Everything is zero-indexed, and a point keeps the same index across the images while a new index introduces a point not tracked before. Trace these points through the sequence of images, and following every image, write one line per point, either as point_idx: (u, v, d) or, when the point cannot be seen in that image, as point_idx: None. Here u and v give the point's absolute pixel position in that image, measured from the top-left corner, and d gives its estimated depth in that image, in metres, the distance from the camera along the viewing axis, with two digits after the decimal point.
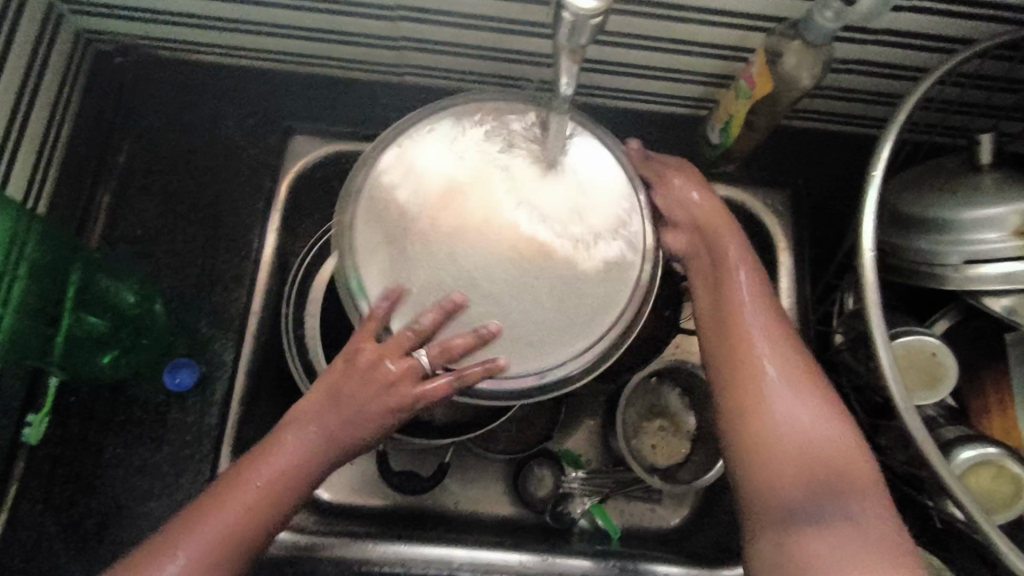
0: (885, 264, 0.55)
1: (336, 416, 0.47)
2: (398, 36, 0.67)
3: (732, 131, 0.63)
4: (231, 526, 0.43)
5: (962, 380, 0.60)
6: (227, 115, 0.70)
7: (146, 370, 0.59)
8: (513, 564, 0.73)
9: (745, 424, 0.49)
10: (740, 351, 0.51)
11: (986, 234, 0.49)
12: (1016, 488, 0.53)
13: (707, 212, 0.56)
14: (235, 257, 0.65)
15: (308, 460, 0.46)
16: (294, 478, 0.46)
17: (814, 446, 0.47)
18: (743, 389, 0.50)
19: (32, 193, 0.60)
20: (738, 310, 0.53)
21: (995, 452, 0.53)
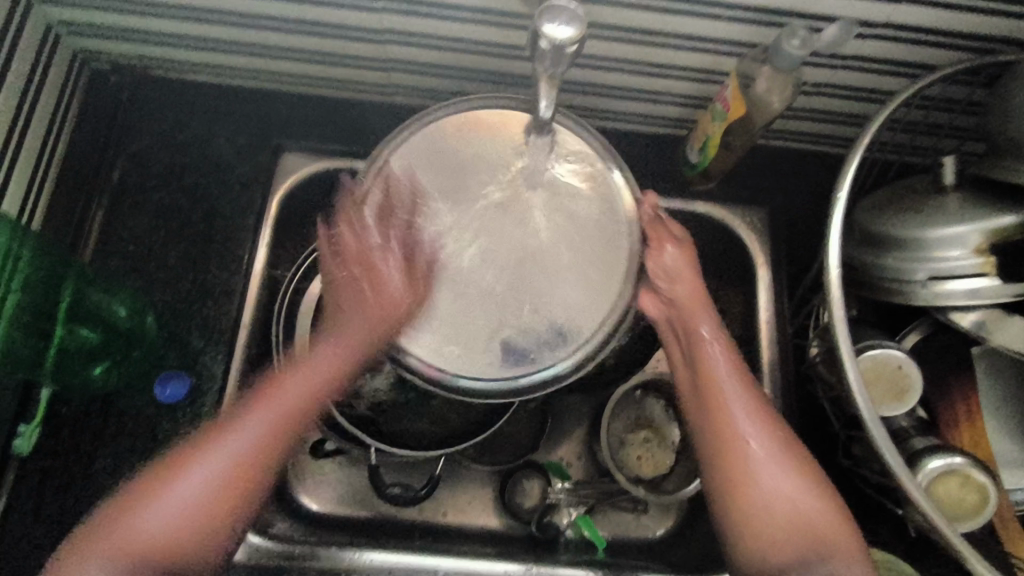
0: (852, 278, 0.60)
1: (272, 412, 0.48)
2: (383, 58, 0.66)
3: (709, 151, 0.67)
4: (242, 466, 0.47)
5: (932, 392, 0.61)
6: (219, 133, 0.73)
7: (137, 382, 0.63)
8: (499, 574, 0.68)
9: (731, 500, 0.50)
10: (724, 431, 0.51)
11: (949, 252, 0.53)
12: (983, 495, 0.53)
13: (686, 281, 0.56)
14: (225, 272, 0.68)
15: (322, 385, 0.50)
16: (295, 414, 0.49)
17: (801, 519, 0.49)
18: (730, 468, 0.51)
19: (27, 207, 0.64)
20: (717, 385, 0.52)
21: (961, 461, 0.53)
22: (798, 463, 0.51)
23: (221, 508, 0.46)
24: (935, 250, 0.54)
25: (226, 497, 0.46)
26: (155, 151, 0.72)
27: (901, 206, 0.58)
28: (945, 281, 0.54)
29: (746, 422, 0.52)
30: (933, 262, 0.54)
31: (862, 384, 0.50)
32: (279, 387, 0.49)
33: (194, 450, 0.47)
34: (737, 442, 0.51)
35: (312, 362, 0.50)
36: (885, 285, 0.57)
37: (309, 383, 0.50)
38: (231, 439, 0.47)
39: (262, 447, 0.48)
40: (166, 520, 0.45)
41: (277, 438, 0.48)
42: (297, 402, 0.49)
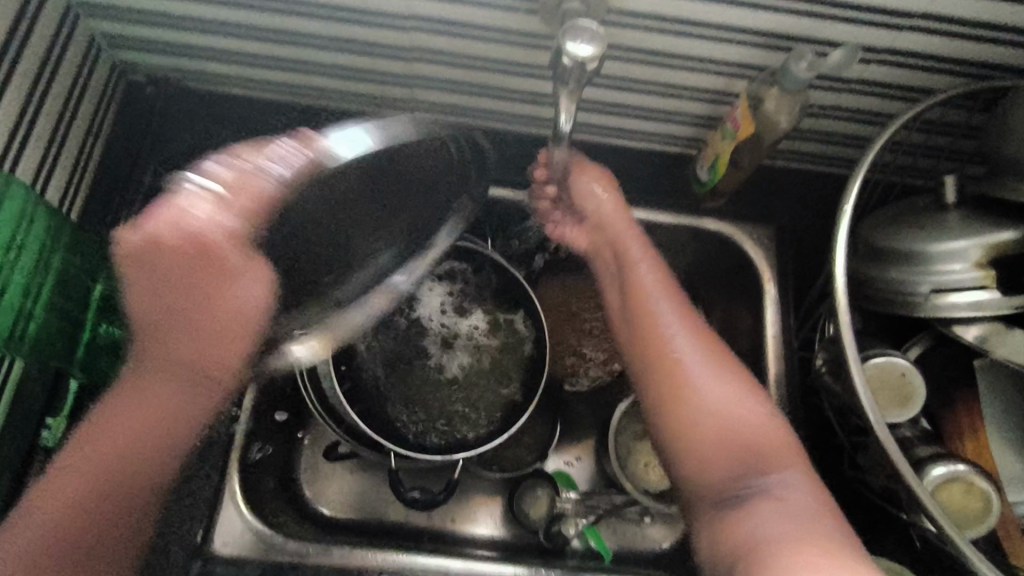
0: (859, 292, 0.62)
1: (139, 411, 0.47)
2: (406, 75, 0.70)
3: (718, 169, 0.70)
4: (105, 481, 0.46)
5: (936, 404, 0.62)
6: (247, 143, 0.76)
7: None
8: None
9: (671, 411, 0.53)
10: (650, 332, 0.56)
11: (952, 265, 0.56)
12: (987, 504, 0.54)
13: (611, 210, 0.62)
14: None
15: (172, 390, 0.47)
16: (154, 424, 0.47)
17: (729, 423, 0.52)
18: (668, 381, 0.54)
19: (67, 199, 0.67)
20: (643, 294, 0.58)
21: (964, 468, 0.54)
22: (720, 369, 0.55)
23: (62, 538, 0.45)
24: (936, 263, 0.56)
25: (91, 500, 0.46)
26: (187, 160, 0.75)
27: (903, 222, 0.60)
28: (946, 294, 0.56)
29: (674, 328, 0.56)
30: (934, 274, 0.56)
31: (869, 388, 0.51)
32: (125, 399, 0.47)
33: (51, 486, 0.46)
34: (672, 365, 0.54)
35: (162, 330, 0.45)
36: (888, 298, 0.59)
37: (175, 376, 0.46)
38: (92, 463, 0.46)
39: (102, 466, 0.46)
40: (24, 539, 0.45)
41: (147, 430, 0.47)
42: (154, 406, 0.47)
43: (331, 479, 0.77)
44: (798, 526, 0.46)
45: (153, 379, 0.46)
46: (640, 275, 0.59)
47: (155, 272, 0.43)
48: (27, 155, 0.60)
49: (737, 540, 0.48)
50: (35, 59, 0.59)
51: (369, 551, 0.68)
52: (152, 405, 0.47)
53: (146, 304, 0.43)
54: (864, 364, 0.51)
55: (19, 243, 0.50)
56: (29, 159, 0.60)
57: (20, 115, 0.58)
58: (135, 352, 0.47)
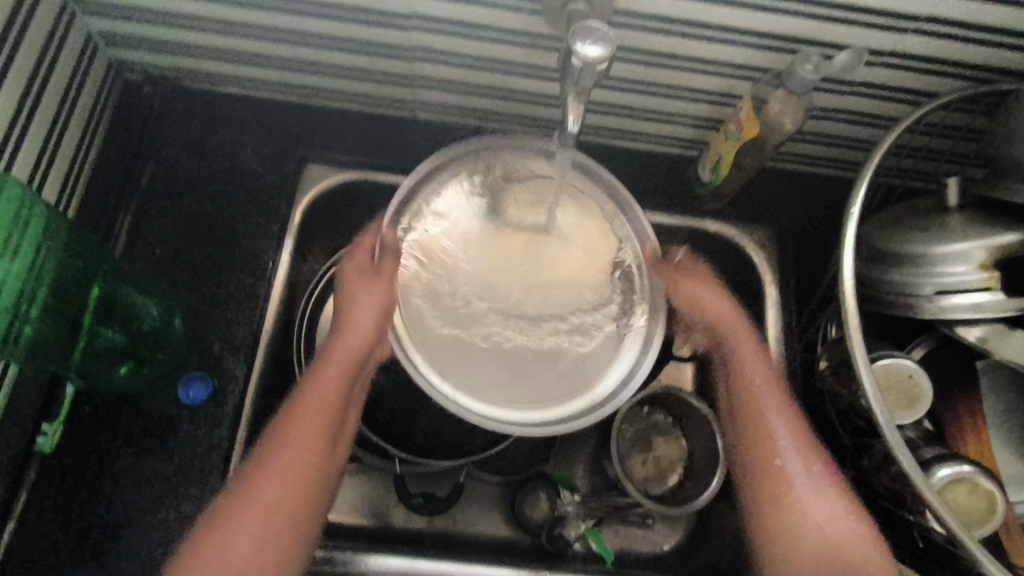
0: (863, 293, 0.62)
1: (299, 460, 0.53)
2: (408, 75, 0.69)
3: (720, 171, 0.70)
4: (301, 486, 0.52)
5: (938, 406, 0.62)
6: (246, 142, 0.75)
7: (160, 383, 0.64)
8: None
9: (770, 518, 0.58)
10: (760, 436, 0.60)
11: (956, 268, 0.56)
12: (991, 505, 0.54)
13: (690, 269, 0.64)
14: (250, 277, 0.70)
15: (338, 396, 0.55)
16: (326, 429, 0.54)
17: (833, 547, 0.56)
18: (774, 502, 0.58)
19: (63, 198, 0.66)
20: (755, 397, 0.61)
21: (969, 469, 0.54)
22: (808, 453, 0.59)
23: (270, 533, 0.51)
24: (941, 265, 0.56)
25: (291, 508, 0.51)
26: (185, 159, 0.73)
27: (908, 224, 0.61)
28: (950, 296, 0.56)
29: (786, 441, 0.59)
30: (938, 275, 0.56)
31: (877, 391, 0.51)
32: (307, 407, 0.54)
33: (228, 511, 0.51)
34: (767, 437, 0.60)
35: (333, 355, 0.56)
36: (892, 299, 0.59)
37: (342, 371, 0.56)
38: (272, 475, 0.52)
39: (297, 472, 0.52)
40: (231, 553, 0.50)
41: (310, 472, 0.53)
42: (326, 408, 0.55)
43: None
44: None
45: (298, 434, 0.53)
46: (739, 352, 0.63)
47: (357, 320, 0.56)
48: (22, 156, 0.59)
49: None
50: (30, 59, 0.58)
51: (371, 556, 0.67)
52: (311, 449, 0.53)
53: (353, 334, 0.56)
54: (872, 367, 0.51)
55: (16, 243, 0.48)
56: (24, 160, 0.59)
57: (16, 114, 0.57)
58: (293, 402, 0.55)
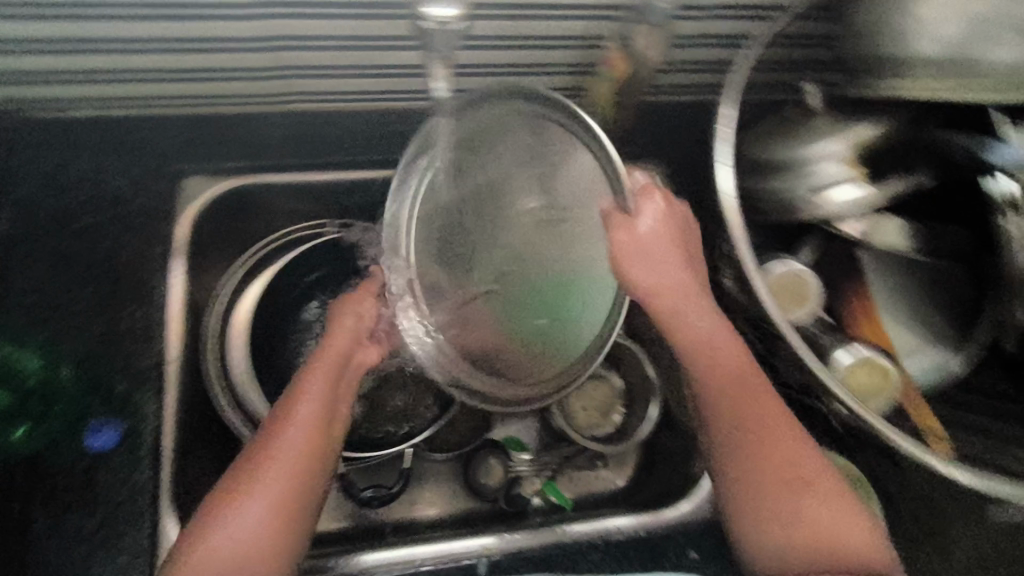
0: (749, 207, 0.65)
1: (296, 457, 0.52)
2: (273, 71, 0.65)
3: (603, 112, 0.73)
4: (300, 479, 0.51)
5: (836, 300, 0.66)
6: (110, 166, 0.70)
7: (64, 437, 0.61)
8: (474, 550, 0.65)
9: (755, 510, 0.53)
10: (748, 421, 0.54)
11: (822, 165, 0.60)
12: (888, 380, 0.59)
13: (668, 223, 0.55)
14: (142, 307, 0.66)
15: (322, 405, 0.54)
16: (321, 427, 0.53)
17: (822, 535, 0.52)
18: (761, 496, 0.53)
19: None
20: (734, 384, 0.55)
21: (864, 352, 0.59)
22: (810, 463, 0.54)
23: (278, 529, 0.50)
24: (812, 167, 0.60)
25: (275, 514, 0.50)
26: (45, 196, 0.68)
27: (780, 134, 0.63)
28: (824, 192, 0.60)
29: (775, 423, 0.55)
30: (810, 178, 0.60)
31: (769, 292, 0.55)
32: (296, 410, 0.53)
33: (211, 515, 0.50)
34: (757, 423, 0.54)
35: (328, 348, 0.56)
36: (774, 207, 0.63)
37: (323, 386, 0.54)
38: (268, 478, 0.51)
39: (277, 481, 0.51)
40: (221, 545, 0.49)
41: (308, 467, 0.52)
42: (309, 419, 0.53)
43: None
44: None
45: (289, 430, 0.52)
46: (703, 303, 0.56)
47: (340, 342, 0.57)
48: None
49: None
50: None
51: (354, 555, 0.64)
52: (306, 445, 0.52)
53: (343, 349, 0.57)
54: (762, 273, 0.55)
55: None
56: None
57: None
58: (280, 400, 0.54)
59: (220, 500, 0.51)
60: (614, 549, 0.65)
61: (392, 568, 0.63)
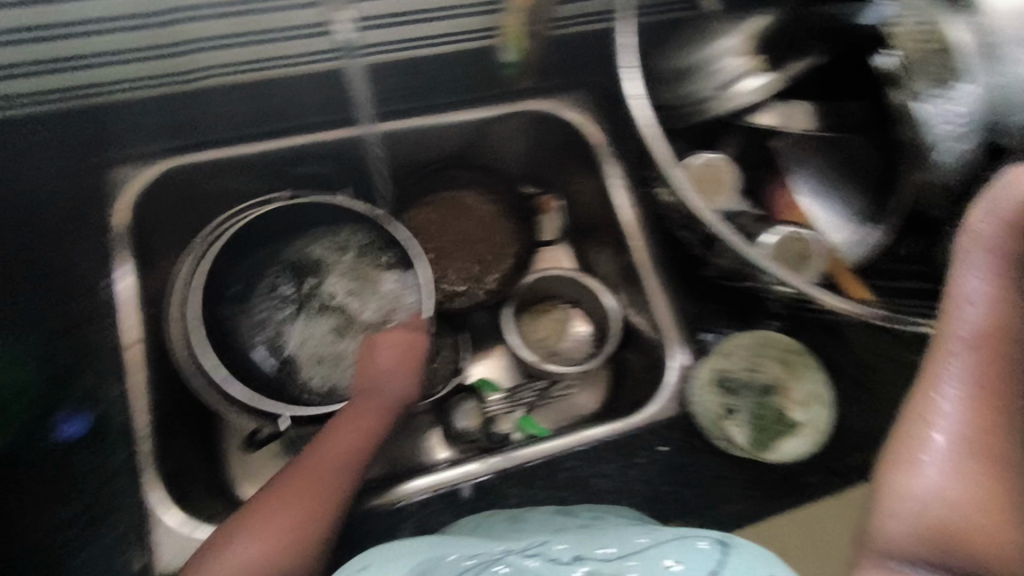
0: (667, 116, 0.67)
1: (312, 489, 0.60)
2: (175, 42, 0.66)
3: (517, 46, 0.77)
4: (310, 505, 0.59)
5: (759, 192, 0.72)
6: (31, 166, 0.68)
7: (35, 434, 0.61)
8: (581, 443, 0.69)
9: (974, 450, 0.47)
10: (995, 386, 0.48)
11: (726, 61, 0.63)
12: (807, 252, 0.65)
13: None
14: (92, 300, 0.66)
15: (358, 442, 0.63)
16: (342, 473, 0.62)
17: (952, 519, 0.46)
18: (980, 441, 0.47)
19: None
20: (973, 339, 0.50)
21: (785, 228, 0.65)
22: (978, 464, 0.47)
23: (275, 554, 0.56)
24: (714, 66, 0.63)
25: (316, 509, 0.59)
26: None
27: (684, 38, 0.67)
28: (733, 86, 0.62)
29: (955, 431, 0.48)
30: (716, 76, 0.63)
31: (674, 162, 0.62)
32: (327, 446, 0.63)
33: (227, 536, 0.57)
34: (985, 430, 0.47)
35: (376, 397, 0.66)
36: (685, 112, 0.66)
37: (368, 419, 0.65)
38: (286, 503, 0.59)
39: (326, 489, 0.60)
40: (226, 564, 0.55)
41: (316, 497, 0.60)
42: (355, 448, 0.63)
43: (252, 467, 0.74)
44: (947, 511, 0.46)
45: (318, 457, 0.62)
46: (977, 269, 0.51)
47: (386, 376, 0.67)
48: None
49: (891, 493, 0.49)
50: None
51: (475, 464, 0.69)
52: (323, 482, 0.60)
53: (391, 385, 0.67)
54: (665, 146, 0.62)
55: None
56: None
57: None
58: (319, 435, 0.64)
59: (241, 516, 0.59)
60: (585, 457, 0.69)
61: (522, 465, 0.68)
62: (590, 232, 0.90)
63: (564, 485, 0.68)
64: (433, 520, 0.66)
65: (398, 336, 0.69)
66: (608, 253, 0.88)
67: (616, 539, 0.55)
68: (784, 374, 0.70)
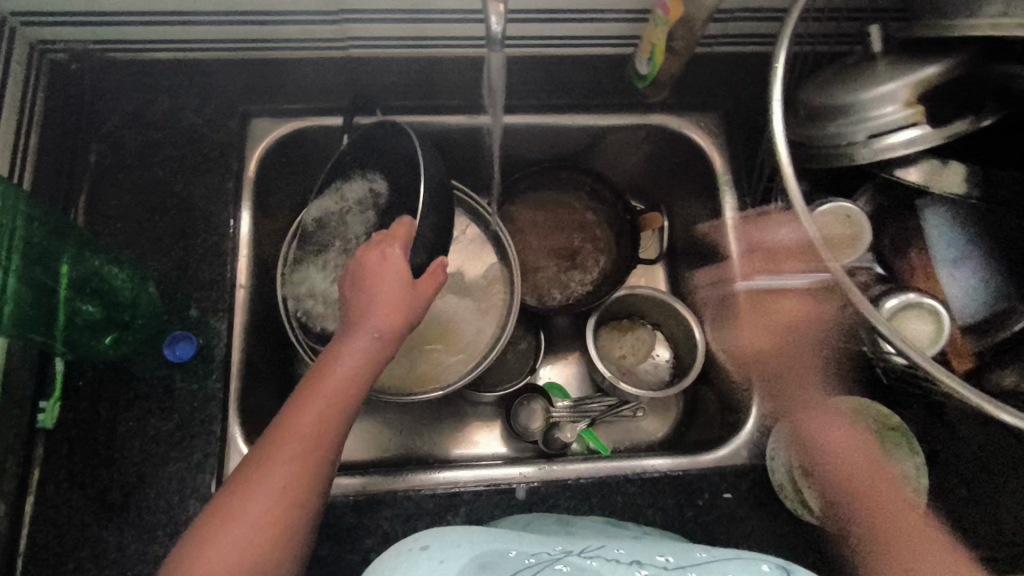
0: (806, 153, 0.64)
1: (302, 448, 0.48)
2: (333, 10, 0.69)
3: (657, 60, 0.72)
4: (302, 469, 0.48)
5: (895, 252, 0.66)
6: (185, 105, 0.74)
7: (143, 348, 0.65)
8: (646, 469, 0.68)
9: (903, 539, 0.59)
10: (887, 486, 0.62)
11: (884, 108, 0.58)
12: (936, 326, 0.59)
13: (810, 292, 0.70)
14: (214, 236, 0.70)
15: (353, 386, 0.51)
16: (336, 423, 0.50)
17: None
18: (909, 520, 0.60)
19: (13, 174, 0.66)
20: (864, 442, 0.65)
21: (914, 294, 0.60)
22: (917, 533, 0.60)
23: (269, 535, 0.46)
24: (868, 111, 0.59)
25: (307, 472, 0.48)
26: (127, 132, 0.72)
27: (834, 79, 0.63)
28: (884, 137, 0.59)
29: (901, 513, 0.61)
30: (870, 122, 0.59)
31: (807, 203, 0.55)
32: (313, 396, 0.49)
33: (208, 532, 0.46)
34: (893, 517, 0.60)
35: (366, 324, 0.51)
36: (828, 154, 0.62)
37: (363, 362, 0.51)
38: (271, 475, 0.47)
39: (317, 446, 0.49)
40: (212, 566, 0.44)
41: (308, 459, 0.48)
42: (340, 397, 0.50)
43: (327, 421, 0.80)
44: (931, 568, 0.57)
45: (301, 412, 0.49)
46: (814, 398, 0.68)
47: (378, 302, 0.51)
48: None
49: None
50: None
51: (537, 467, 0.69)
52: (316, 440, 0.49)
53: (380, 317, 0.51)
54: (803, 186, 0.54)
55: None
56: None
57: None
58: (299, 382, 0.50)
59: (219, 501, 0.47)
60: (645, 486, 0.67)
61: (582, 478, 0.68)
62: (689, 258, 0.88)
63: (622, 509, 0.66)
64: (488, 515, 0.65)
65: (392, 257, 0.52)
66: (705, 283, 0.85)
67: (670, 551, 0.53)
68: (875, 448, 0.66)
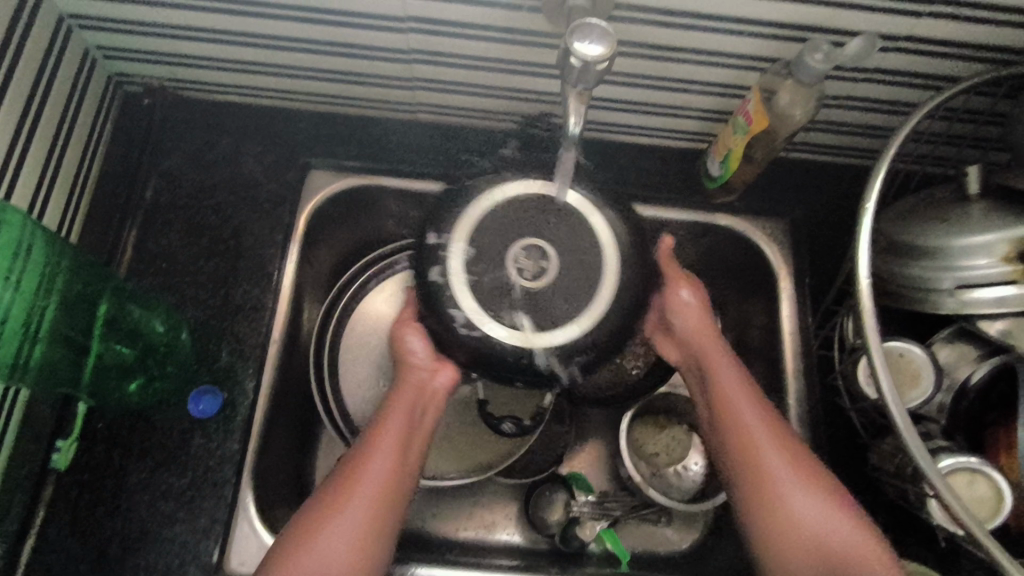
0: (884, 290, 0.60)
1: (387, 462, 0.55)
2: (409, 78, 0.68)
3: (731, 165, 0.69)
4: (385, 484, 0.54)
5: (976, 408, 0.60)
6: (249, 150, 0.73)
7: (168, 398, 0.63)
8: None
9: None
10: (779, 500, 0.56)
11: (977, 261, 0.54)
12: (993, 493, 0.54)
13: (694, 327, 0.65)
14: (256, 288, 0.68)
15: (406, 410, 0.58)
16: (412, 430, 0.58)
17: None
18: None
19: (71, 205, 0.66)
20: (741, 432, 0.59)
21: (974, 460, 0.54)
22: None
23: (370, 541, 0.52)
24: (958, 259, 0.55)
25: (371, 536, 0.52)
26: (187, 171, 0.72)
27: (924, 216, 0.59)
28: (971, 290, 0.54)
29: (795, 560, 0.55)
30: (960, 271, 0.55)
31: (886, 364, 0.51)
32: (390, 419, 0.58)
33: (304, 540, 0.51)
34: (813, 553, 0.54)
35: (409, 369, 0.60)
36: (908, 295, 0.58)
37: (412, 394, 0.59)
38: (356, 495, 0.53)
39: (377, 498, 0.54)
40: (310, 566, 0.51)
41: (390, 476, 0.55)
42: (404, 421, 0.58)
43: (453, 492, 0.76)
44: None
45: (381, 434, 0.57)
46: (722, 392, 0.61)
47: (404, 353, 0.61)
48: (25, 175, 0.59)
49: None
50: None
51: None
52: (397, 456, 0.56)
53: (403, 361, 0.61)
54: (884, 342, 0.50)
55: (26, 242, 0.50)
56: (29, 176, 0.59)
57: (14, 142, 0.57)
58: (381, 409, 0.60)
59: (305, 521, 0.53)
60: None
61: None
62: None
63: None
64: None
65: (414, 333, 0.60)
66: None
67: None
68: None
